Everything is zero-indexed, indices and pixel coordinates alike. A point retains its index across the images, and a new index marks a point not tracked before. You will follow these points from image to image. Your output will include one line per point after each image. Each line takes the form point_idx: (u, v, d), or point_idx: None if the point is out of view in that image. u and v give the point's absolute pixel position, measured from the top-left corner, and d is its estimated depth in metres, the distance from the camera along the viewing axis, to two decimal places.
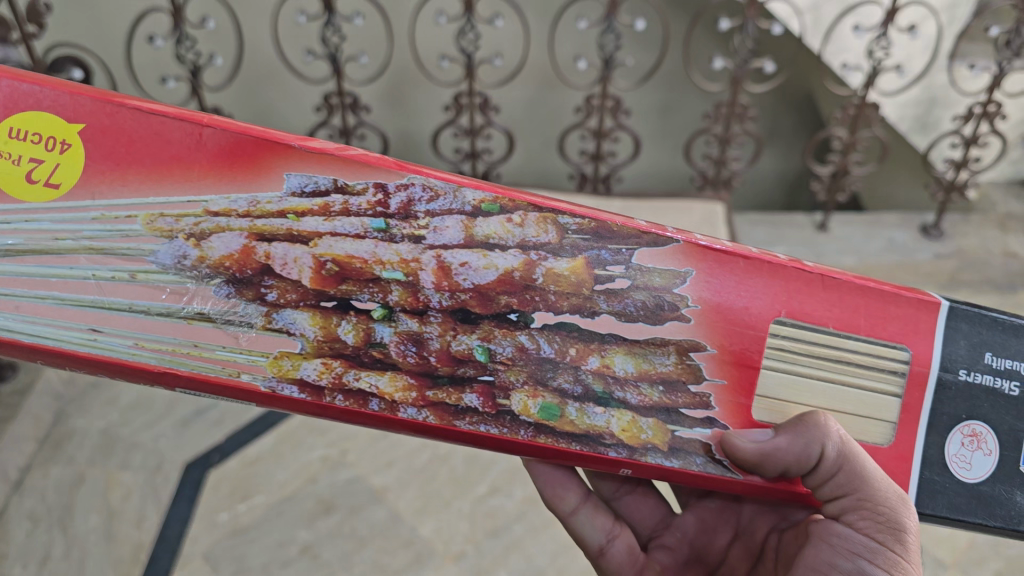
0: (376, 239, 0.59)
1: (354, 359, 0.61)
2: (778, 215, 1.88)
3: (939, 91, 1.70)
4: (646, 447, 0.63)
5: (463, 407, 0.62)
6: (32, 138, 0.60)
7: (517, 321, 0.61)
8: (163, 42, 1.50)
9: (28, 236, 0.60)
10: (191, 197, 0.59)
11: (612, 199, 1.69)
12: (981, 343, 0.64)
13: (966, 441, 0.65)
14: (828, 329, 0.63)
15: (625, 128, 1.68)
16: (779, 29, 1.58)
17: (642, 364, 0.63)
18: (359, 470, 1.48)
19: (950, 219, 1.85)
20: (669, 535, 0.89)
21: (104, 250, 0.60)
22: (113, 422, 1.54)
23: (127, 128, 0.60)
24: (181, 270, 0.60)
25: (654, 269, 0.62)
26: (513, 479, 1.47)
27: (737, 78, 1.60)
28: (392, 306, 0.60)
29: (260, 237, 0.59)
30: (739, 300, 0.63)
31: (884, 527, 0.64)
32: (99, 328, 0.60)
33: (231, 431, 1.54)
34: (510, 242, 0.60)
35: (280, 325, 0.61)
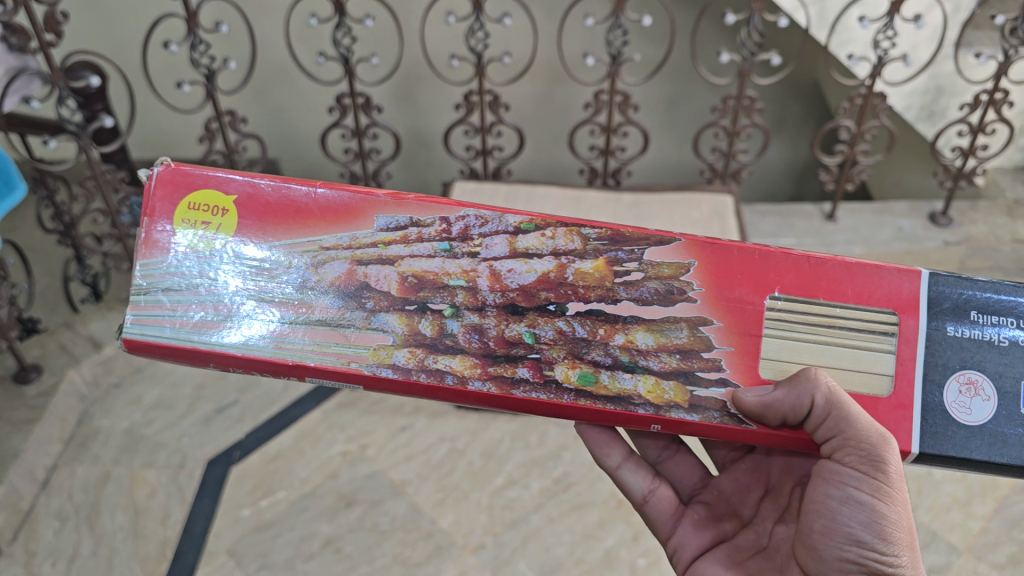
0: (443, 257, 0.76)
1: (432, 346, 0.75)
2: (786, 206, 1.87)
3: (945, 80, 1.71)
4: (670, 404, 0.75)
5: (518, 378, 0.75)
6: (204, 209, 0.77)
7: (555, 310, 0.76)
8: (178, 48, 1.52)
9: (203, 273, 0.76)
10: (310, 238, 0.77)
11: (622, 194, 1.71)
12: (965, 302, 0.75)
13: (963, 389, 0.74)
14: (818, 300, 0.76)
15: (633, 122, 1.68)
16: (785, 22, 1.57)
17: (662, 338, 0.76)
18: (378, 464, 1.50)
19: (957, 207, 1.85)
20: (707, 492, 0.97)
21: (251, 281, 0.76)
22: (137, 422, 1.58)
23: (264, 194, 0.77)
24: (304, 289, 0.76)
25: (662, 262, 0.77)
26: (530, 471, 1.49)
27: (743, 71, 1.61)
28: (458, 306, 0.76)
29: (359, 262, 0.77)
30: (734, 285, 0.77)
31: (867, 460, 0.71)
32: (250, 334, 0.75)
33: (251, 428, 1.57)
34: (545, 251, 0.76)
35: (376, 325, 0.76)
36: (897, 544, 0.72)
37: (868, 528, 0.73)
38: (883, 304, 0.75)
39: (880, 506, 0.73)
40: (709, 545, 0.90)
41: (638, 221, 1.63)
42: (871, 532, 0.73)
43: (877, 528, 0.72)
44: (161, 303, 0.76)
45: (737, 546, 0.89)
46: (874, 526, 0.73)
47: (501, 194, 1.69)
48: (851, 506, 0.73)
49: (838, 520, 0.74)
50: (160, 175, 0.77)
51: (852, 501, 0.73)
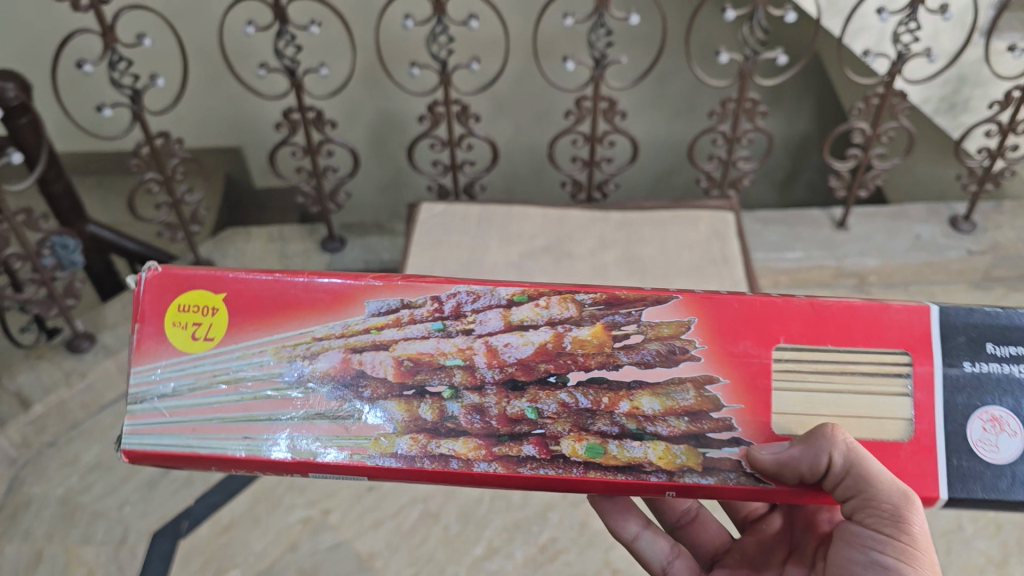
0: (437, 336, 0.77)
1: (434, 431, 0.76)
2: (790, 211, 1.68)
3: (970, 69, 1.53)
4: (682, 469, 0.75)
5: (524, 456, 0.75)
6: (194, 309, 0.79)
7: (556, 382, 0.76)
8: (93, 68, 1.30)
9: (197, 377, 0.77)
10: (301, 330, 0.78)
11: (608, 211, 1.52)
12: (982, 337, 0.76)
13: (988, 427, 0.75)
14: (828, 347, 0.76)
15: (621, 131, 1.48)
16: (793, 17, 1.35)
17: (668, 402, 0.76)
18: (343, 533, 1.35)
19: (981, 208, 1.67)
20: (730, 557, 0.98)
21: (249, 381, 0.77)
22: (73, 488, 1.41)
23: (253, 289, 0.79)
24: (301, 386, 0.77)
25: (661, 322, 0.77)
26: (512, 537, 1.34)
27: (744, 72, 1.41)
28: (456, 386, 0.76)
29: (353, 349, 0.77)
30: (736, 340, 0.77)
31: (890, 520, 0.72)
32: (251, 435, 0.76)
33: (202, 492, 1.40)
34: (541, 321, 0.77)
35: (374, 415, 0.76)
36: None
37: None
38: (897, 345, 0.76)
39: (908, 570, 0.73)
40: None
41: (627, 246, 1.45)
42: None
43: None
44: (159, 411, 0.77)
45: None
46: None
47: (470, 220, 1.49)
48: (878, 569, 0.74)
49: None
50: (149, 283, 0.79)
51: (880, 565, 0.74)
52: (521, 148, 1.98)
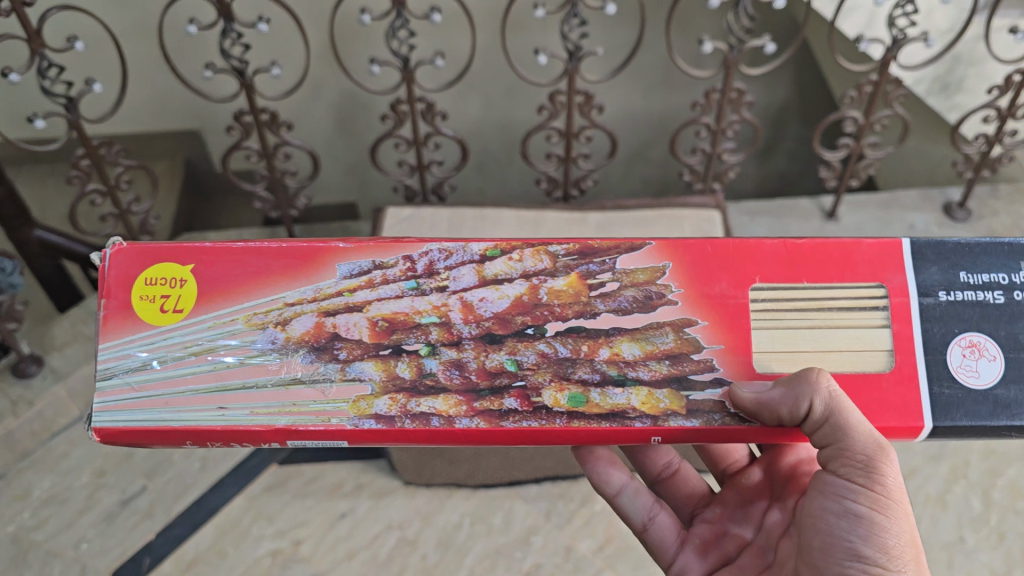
0: (411, 295, 0.79)
1: (413, 390, 0.76)
2: (777, 201, 1.60)
3: (965, 48, 1.43)
4: (667, 413, 0.76)
5: (506, 410, 0.76)
6: (160, 282, 0.79)
7: (534, 333, 0.77)
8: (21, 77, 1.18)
9: (167, 349, 0.78)
10: (272, 296, 0.79)
11: (587, 212, 1.43)
12: (955, 263, 0.79)
13: (967, 353, 0.77)
14: (802, 284, 0.79)
15: (598, 126, 1.38)
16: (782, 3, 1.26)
17: (647, 345, 0.77)
18: (315, 565, 1.27)
19: (976, 194, 1.59)
20: (709, 510, 0.98)
21: (222, 350, 0.78)
22: (25, 525, 1.32)
23: (222, 255, 0.80)
24: (275, 351, 0.78)
25: (636, 268, 0.79)
26: (495, 564, 1.27)
27: (729, 61, 1.32)
28: (433, 343, 0.77)
29: (326, 313, 0.78)
30: (714, 283, 0.79)
31: (864, 469, 0.76)
32: (226, 405, 0.76)
33: (164, 525, 1.32)
34: (515, 274, 0.79)
35: (352, 375, 0.77)
36: (901, 559, 0.75)
37: (867, 541, 0.76)
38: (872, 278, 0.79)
39: (880, 519, 0.76)
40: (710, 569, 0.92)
41: None
42: (872, 545, 0.76)
43: (876, 540, 0.76)
44: (128, 386, 0.77)
45: (740, 566, 0.91)
46: (874, 539, 0.76)
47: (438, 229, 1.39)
48: (850, 519, 0.77)
49: (837, 534, 0.78)
50: (115, 257, 0.79)
51: (852, 515, 0.77)
52: (491, 126, 1.88)
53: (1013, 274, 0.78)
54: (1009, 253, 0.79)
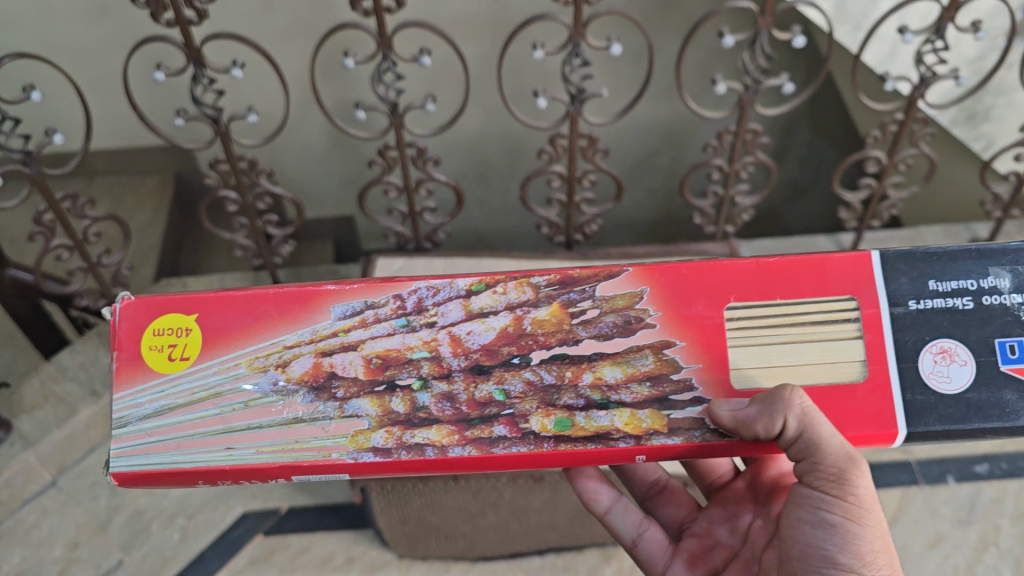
0: (403, 332, 0.76)
1: (407, 422, 0.75)
2: (793, 241, 1.51)
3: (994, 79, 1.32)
4: (650, 433, 0.75)
5: (496, 437, 0.75)
6: (168, 330, 0.78)
7: (520, 362, 0.75)
8: None
9: (177, 395, 0.77)
10: (271, 339, 0.77)
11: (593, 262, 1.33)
12: (918, 273, 0.76)
13: (939, 359, 0.75)
14: (777, 301, 0.76)
15: (604, 170, 1.29)
16: (801, 42, 1.15)
17: (628, 369, 0.75)
18: None
19: (1005, 230, 1.49)
20: (697, 524, 0.98)
21: (230, 393, 0.77)
22: None
23: (227, 301, 0.78)
24: (277, 391, 0.76)
25: (614, 294, 0.77)
26: None
27: (744, 102, 1.22)
28: (425, 377, 0.76)
29: (323, 353, 0.77)
30: (687, 304, 0.77)
31: (836, 478, 0.75)
32: (233, 445, 0.76)
33: None
34: (500, 307, 0.77)
35: (350, 412, 0.76)
36: (874, 563, 0.75)
37: (843, 549, 0.76)
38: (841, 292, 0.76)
39: (852, 527, 0.76)
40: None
41: None
42: (847, 553, 0.76)
43: (850, 547, 0.76)
44: (144, 433, 0.77)
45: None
46: (849, 547, 0.76)
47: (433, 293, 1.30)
48: (825, 528, 0.77)
49: (813, 543, 0.78)
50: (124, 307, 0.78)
51: (825, 523, 0.77)
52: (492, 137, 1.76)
53: (981, 278, 0.76)
54: (976, 258, 0.76)
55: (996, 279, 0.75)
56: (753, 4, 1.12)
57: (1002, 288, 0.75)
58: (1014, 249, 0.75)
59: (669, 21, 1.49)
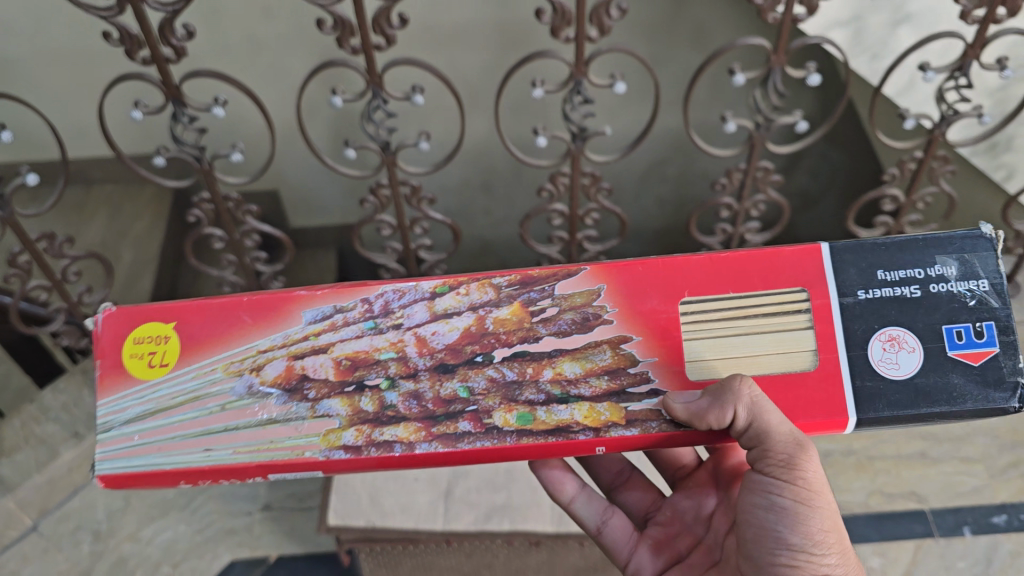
0: (371, 335, 0.74)
1: (376, 420, 0.73)
2: None
3: None
4: (608, 425, 0.72)
5: (461, 432, 0.72)
6: (149, 339, 0.75)
7: (483, 360, 0.73)
8: None
9: (157, 400, 0.74)
10: (245, 345, 0.75)
11: None
12: (866, 264, 0.74)
13: (887, 346, 0.72)
14: (728, 295, 0.74)
15: (608, 209, 1.23)
16: (816, 80, 1.09)
17: (587, 364, 0.73)
18: None
19: None
20: (661, 513, 0.95)
21: (207, 397, 0.74)
22: None
23: (202, 308, 0.76)
24: (252, 394, 0.74)
25: (573, 293, 0.74)
26: None
27: (755, 140, 1.16)
28: (393, 376, 0.73)
29: (296, 356, 0.74)
30: (641, 298, 0.75)
31: (785, 464, 0.74)
32: (211, 447, 0.73)
33: None
34: (463, 307, 0.75)
35: (321, 412, 0.73)
36: (824, 542, 0.76)
37: (794, 530, 0.75)
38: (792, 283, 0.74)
39: (803, 509, 0.76)
40: (663, 567, 0.90)
41: None
42: (798, 534, 0.76)
43: (801, 528, 0.75)
44: (125, 437, 0.74)
45: (689, 565, 0.88)
46: (800, 527, 0.75)
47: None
48: (776, 512, 0.76)
49: (766, 527, 0.77)
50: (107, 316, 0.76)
51: (775, 506, 0.76)
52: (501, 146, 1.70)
53: (929, 267, 0.73)
54: (923, 248, 0.73)
55: (943, 267, 0.73)
56: (766, 41, 1.05)
57: (949, 276, 0.73)
58: (961, 237, 0.73)
59: (674, 35, 1.46)
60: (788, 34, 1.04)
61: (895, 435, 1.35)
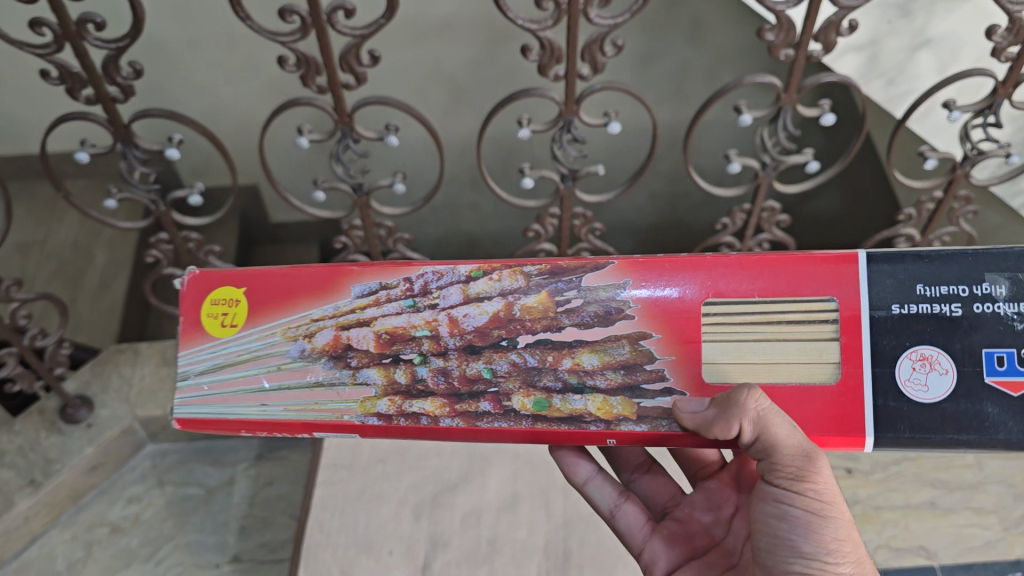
0: (410, 312, 0.65)
1: (406, 392, 0.64)
2: None
3: None
4: (620, 419, 0.62)
5: (481, 412, 0.63)
6: (222, 302, 0.68)
7: (508, 345, 0.63)
8: None
9: (225, 356, 0.67)
10: (301, 314, 0.67)
11: None
12: (899, 274, 0.60)
13: (917, 366, 0.60)
14: (754, 299, 0.62)
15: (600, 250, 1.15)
16: (831, 120, 0.99)
17: (605, 357, 0.62)
18: None
19: None
20: (680, 510, 0.81)
21: (268, 357, 0.67)
22: None
23: (266, 276, 0.68)
24: (305, 357, 0.66)
25: (599, 286, 0.63)
26: None
27: (761, 181, 1.06)
28: (424, 352, 0.64)
29: (343, 326, 0.66)
30: (663, 294, 0.63)
31: (793, 476, 0.62)
32: (266, 402, 0.66)
33: None
34: (494, 293, 0.64)
35: (361, 380, 0.65)
36: (839, 552, 0.63)
37: (807, 539, 0.64)
38: (821, 291, 0.61)
39: (816, 519, 0.63)
40: (683, 563, 0.76)
41: None
42: (812, 542, 0.64)
43: (815, 537, 0.63)
44: (198, 386, 0.67)
45: (710, 563, 0.75)
46: (813, 536, 0.63)
47: (377, 454, 1.12)
48: (788, 521, 0.64)
49: (777, 536, 0.65)
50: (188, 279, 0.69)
51: (785, 513, 0.64)
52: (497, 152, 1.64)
53: (975, 284, 0.60)
54: (973, 262, 0.60)
55: (992, 285, 0.60)
56: (777, 79, 0.95)
57: (998, 296, 0.60)
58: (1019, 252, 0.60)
59: (673, 24, 1.59)
60: (801, 72, 0.95)
61: (902, 483, 1.29)
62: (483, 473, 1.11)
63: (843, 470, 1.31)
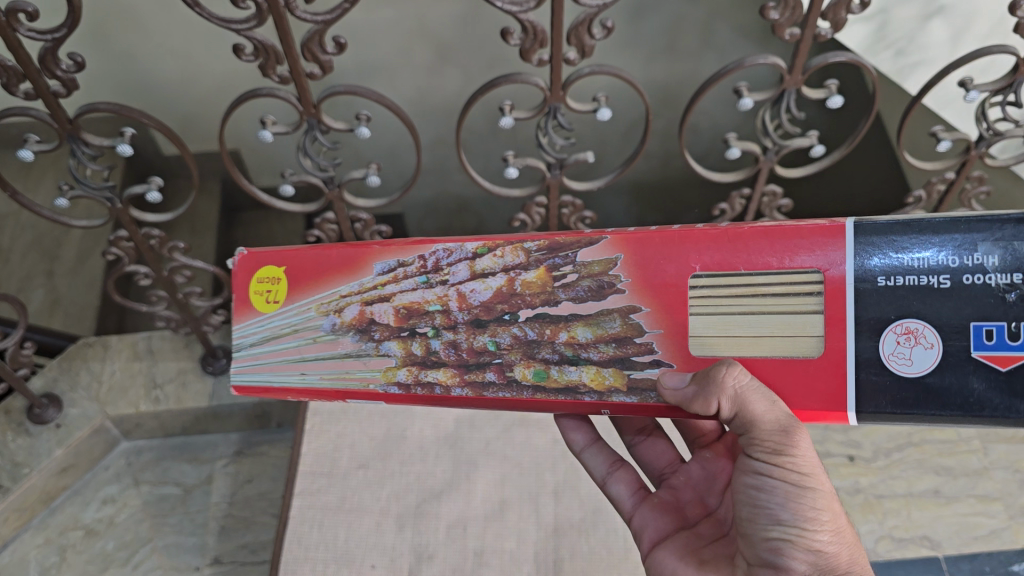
0: (423, 288, 0.62)
1: (421, 362, 0.62)
2: None
3: None
4: (611, 390, 0.59)
5: (486, 382, 0.61)
6: (266, 281, 0.66)
7: (511, 320, 0.60)
8: None
9: (269, 329, 0.65)
10: (329, 291, 0.64)
11: None
12: (881, 242, 0.54)
13: (902, 339, 0.54)
14: (739, 272, 0.57)
15: None
16: (838, 102, 0.91)
17: (597, 330, 0.59)
18: None
19: None
20: (676, 477, 0.77)
21: (307, 329, 0.64)
22: None
23: (300, 255, 0.65)
24: (336, 331, 0.64)
25: (592, 261, 0.59)
26: None
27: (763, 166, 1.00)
28: (438, 326, 0.61)
29: (367, 301, 0.63)
30: (658, 270, 0.58)
31: (773, 447, 0.58)
32: (305, 371, 0.64)
33: None
34: (496, 269, 0.60)
35: (383, 351, 0.63)
36: (818, 521, 0.60)
37: (786, 508, 0.60)
38: (802, 262, 0.55)
39: (795, 488, 0.60)
40: (670, 531, 0.72)
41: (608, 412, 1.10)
42: (791, 511, 0.60)
43: (795, 506, 0.60)
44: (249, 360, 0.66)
45: (698, 534, 0.71)
46: (792, 504, 0.60)
47: (357, 460, 1.08)
48: (767, 491, 0.61)
49: (756, 507, 0.61)
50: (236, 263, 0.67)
51: (764, 484, 0.61)
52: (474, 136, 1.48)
53: (966, 253, 0.53)
54: (966, 231, 0.53)
55: (986, 254, 0.53)
56: (780, 61, 0.88)
57: (991, 266, 0.53)
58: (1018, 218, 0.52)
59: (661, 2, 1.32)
60: (807, 53, 0.87)
61: (905, 470, 1.25)
62: (469, 479, 1.06)
63: (845, 458, 1.26)
